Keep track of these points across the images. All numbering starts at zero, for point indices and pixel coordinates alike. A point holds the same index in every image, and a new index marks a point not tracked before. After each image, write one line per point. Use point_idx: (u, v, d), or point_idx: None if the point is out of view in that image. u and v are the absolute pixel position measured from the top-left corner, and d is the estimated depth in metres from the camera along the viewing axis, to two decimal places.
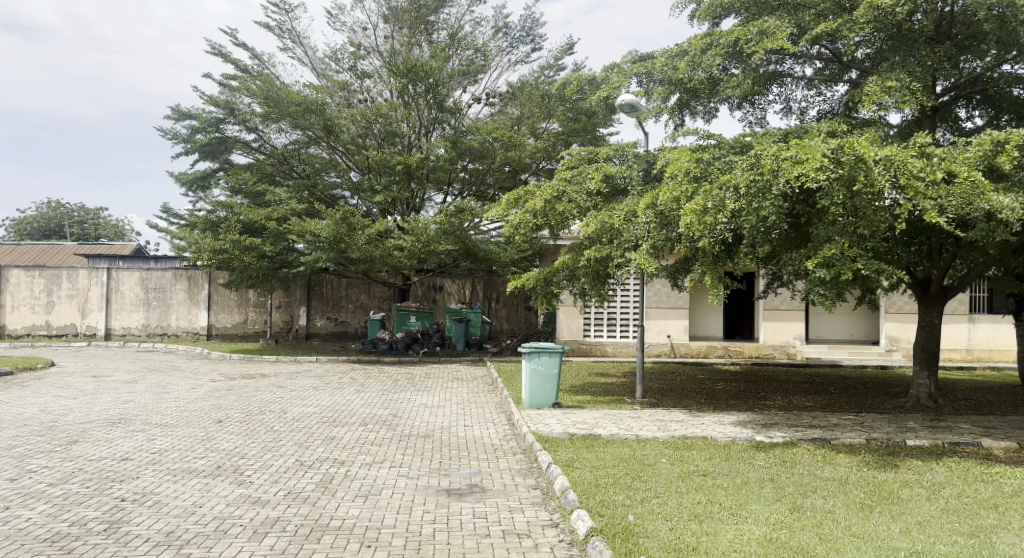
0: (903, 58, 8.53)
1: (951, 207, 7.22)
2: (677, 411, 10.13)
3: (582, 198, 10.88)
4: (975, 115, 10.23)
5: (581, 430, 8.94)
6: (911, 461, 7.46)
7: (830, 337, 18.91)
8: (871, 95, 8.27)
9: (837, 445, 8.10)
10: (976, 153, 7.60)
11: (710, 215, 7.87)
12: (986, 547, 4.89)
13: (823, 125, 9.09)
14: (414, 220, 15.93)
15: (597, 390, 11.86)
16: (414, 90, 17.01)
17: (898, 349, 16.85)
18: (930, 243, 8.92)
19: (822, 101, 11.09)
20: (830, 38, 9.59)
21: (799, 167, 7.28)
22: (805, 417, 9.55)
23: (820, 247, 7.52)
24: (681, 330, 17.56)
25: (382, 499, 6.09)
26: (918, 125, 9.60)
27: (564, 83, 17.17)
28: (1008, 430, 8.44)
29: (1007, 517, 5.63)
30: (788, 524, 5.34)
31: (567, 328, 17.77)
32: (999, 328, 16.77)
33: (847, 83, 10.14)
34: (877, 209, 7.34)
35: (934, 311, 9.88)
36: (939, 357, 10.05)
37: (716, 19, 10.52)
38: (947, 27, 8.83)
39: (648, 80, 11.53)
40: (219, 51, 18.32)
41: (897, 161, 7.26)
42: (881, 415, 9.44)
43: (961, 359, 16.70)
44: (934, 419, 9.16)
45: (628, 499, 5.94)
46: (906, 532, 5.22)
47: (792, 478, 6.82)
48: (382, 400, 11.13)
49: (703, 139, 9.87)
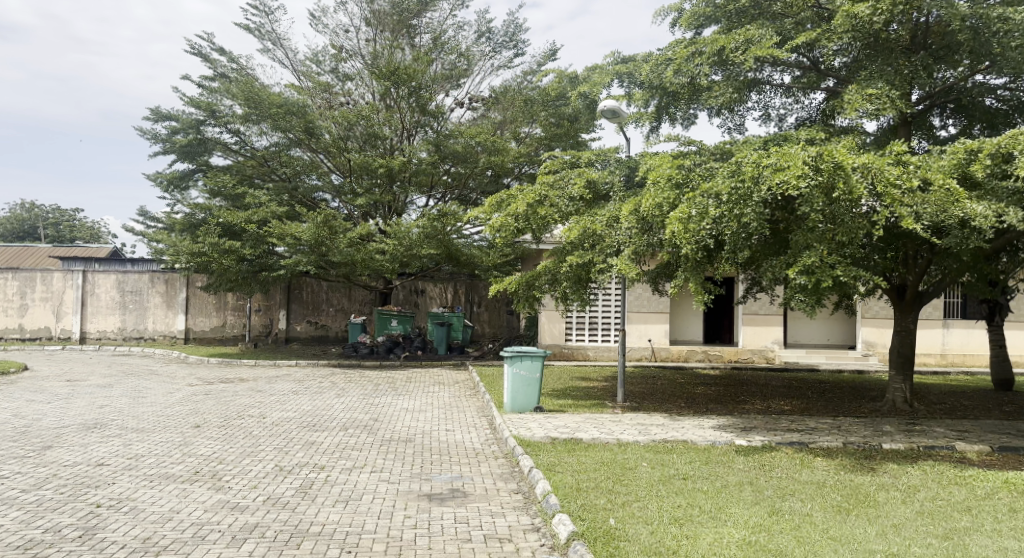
0: (881, 67, 8.64)
1: (926, 215, 7.35)
2: (656, 415, 10.21)
3: (564, 203, 10.98)
4: (949, 124, 10.35)
5: (563, 434, 8.95)
6: (888, 465, 7.54)
7: (806, 341, 19.14)
8: (852, 103, 8.36)
9: (814, 449, 8.19)
10: (950, 162, 7.71)
11: (694, 222, 7.93)
12: (960, 550, 4.97)
13: (803, 133, 9.20)
14: (396, 224, 15.76)
15: (578, 393, 11.87)
16: (396, 93, 16.99)
17: (875, 353, 17.09)
18: (905, 251, 9.02)
19: (800, 108, 11.20)
20: (808, 46, 9.66)
21: (779, 174, 7.41)
22: (783, 421, 9.64)
23: (800, 255, 7.63)
24: (661, 334, 17.64)
25: (362, 503, 6.07)
26: (895, 133, 9.71)
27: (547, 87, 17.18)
28: (980, 434, 8.55)
29: (979, 520, 5.72)
30: (766, 527, 5.38)
31: (549, 332, 17.81)
32: (973, 333, 17.02)
33: (825, 91, 10.22)
34: (855, 216, 7.47)
35: (911, 316, 10.00)
36: (913, 362, 10.19)
37: (697, 28, 10.62)
38: (922, 37, 8.93)
39: (629, 81, 11.61)
40: (199, 52, 18.12)
41: (874, 169, 7.39)
42: (857, 420, 9.54)
43: (936, 364, 16.97)
44: (909, 423, 9.28)
45: (610, 503, 5.96)
46: (882, 535, 5.28)
47: (771, 481, 6.88)
48: (363, 404, 11.06)
49: (684, 146, 10.02)
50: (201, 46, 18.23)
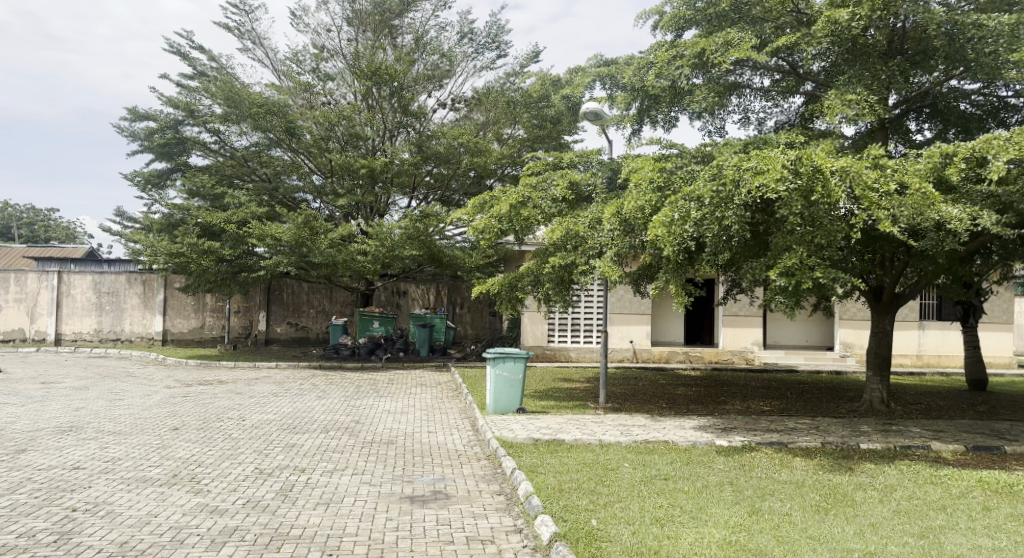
0: (859, 72, 8.75)
1: (903, 218, 7.45)
2: (638, 416, 10.25)
3: (547, 204, 10.98)
4: (925, 129, 10.49)
5: (545, 435, 8.96)
6: (865, 465, 7.63)
7: (785, 342, 19.33)
8: (832, 108, 8.45)
9: (793, 449, 8.27)
10: (926, 165, 7.82)
11: (677, 225, 7.97)
12: (936, 548, 5.04)
13: (782, 136, 9.30)
14: (378, 225, 15.69)
15: (561, 394, 11.89)
16: (378, 93, 16.96)
17: (852, 354, 17.31)
18: (882, 254, 9.13)
19: (779, 112, 11.31)
20: (788, 50, 9.76)
21: (759, 177, 7.47)
22: (763, 421, 9.72)
23: (780, 257, 7.70)
24: (643, 335, 17.72)
25: (344, 506, 6.03)
26: (872, 137, 9.85)
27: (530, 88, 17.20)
28: (955, 434, 8.69)
29: (954, 518, 5.80)
30: (746, 527, 5.42)
31: (531, 333, 17.82)
32: (948, 334, 17.29)
33: (804, 95, 10.33)
34: (834, 219, 7.56)
35: (887, 317, 10.13)
36: (890, 363, 10.32)
37: (678, 30, 10.69)
38: (899, 43, 9.06)
39: (611, 84, 11.74)
40: (178, 50, 17.92)
41: (852, 172, 7.48)
42: (835, 420, 9.65)
43: (912, 364, 17.23)
44: (886, 423, 9.40)
45: (592, 503, 5.98)
46: (860, 534, 5.35)
47: (751, 481, 6.93)
48: (344, 406, 11.00)
49: (665, 149, 10.10)
50: (179, 45, 18.02)
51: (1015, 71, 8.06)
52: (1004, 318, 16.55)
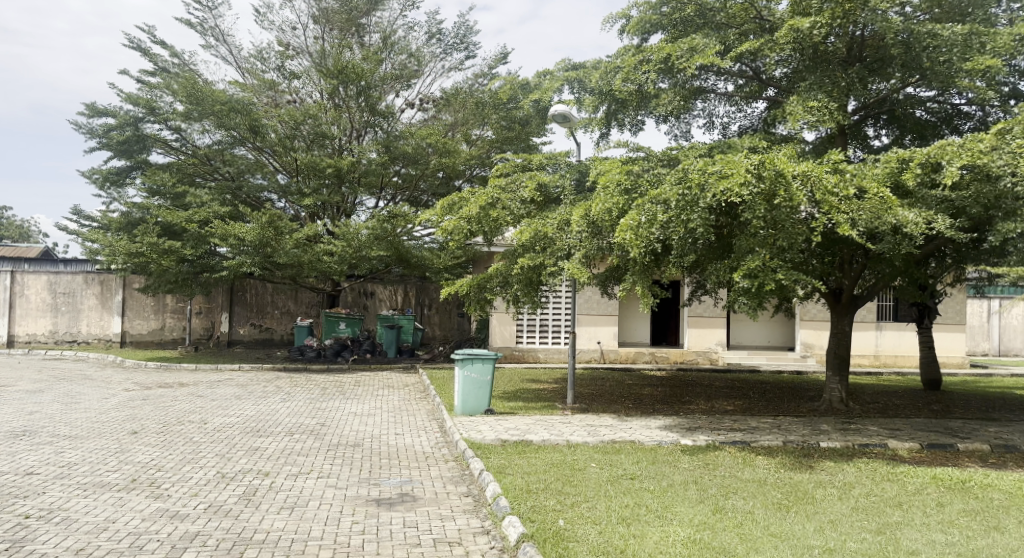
0: (820, 78, 8.94)
1: (862, 221, 7.64)
2: (605, 416, 10.32)
3: (516, 206, 11.00)
4: (882, 135, 10.75)
5: (513, 436, 8.97)
6: (825, 463, 7.80)
7: (748, 343, 19.65)
8: (794, 114, 8.63)
9: (755, 448, 8.41)
10: (883, 171, 8.02)
11: (644, 228, 8.05)
12: (893, 544, 5.17)
13: (746, 141, 9.47)
14: (345, 225, 15.55)
15: (528, 395, 11.92)
16: (344, 92, 16.83)
17: (812, 355, 17.68)
18: (842, 256, 9.34)
19: (743, 117, 11.50)
20: (751, 56, 9.92)
21: (724, 181, 7.59)
22: (726, 421, 9.87)
23: (744, 259, 7.83)
24: (610, 336, 17.85)
25: (309, 509, 5.95)
26: (832, 142, 10.09)
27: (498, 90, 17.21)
28: (910, 432, 8.93)
29: (909, 514, 5.96)
30: (710, 525, 5.50)
31: (500, 334, 17.81)
32: (904, 335, 17.77)
33: (766, 100, 10.52)
34: (796, 222, 7.72)
35: (846, 319, 10.35)
36: (849, 363, 10.56)
37: (644, 34, 10.78)
38: (858, 50, 9.26)
39: (579, 88, 11.84)
40: (138, 46, 17.52)
41: (813, 177, 7.63)
42: (796, 419, 9.85)
43: (869, 364, 17.66)
44: (845, 422, 9.62)
45: (560, 504, 6.00)
46: (820, 531, 5.45)
47: (715, 480, 7.03)
48: (309, 409, 10.85)
49: (632, 152, 10.20)
50: (140, 40, 17.61)
51: (967, 79, 8.32)
52: (956, 320, 17.06)
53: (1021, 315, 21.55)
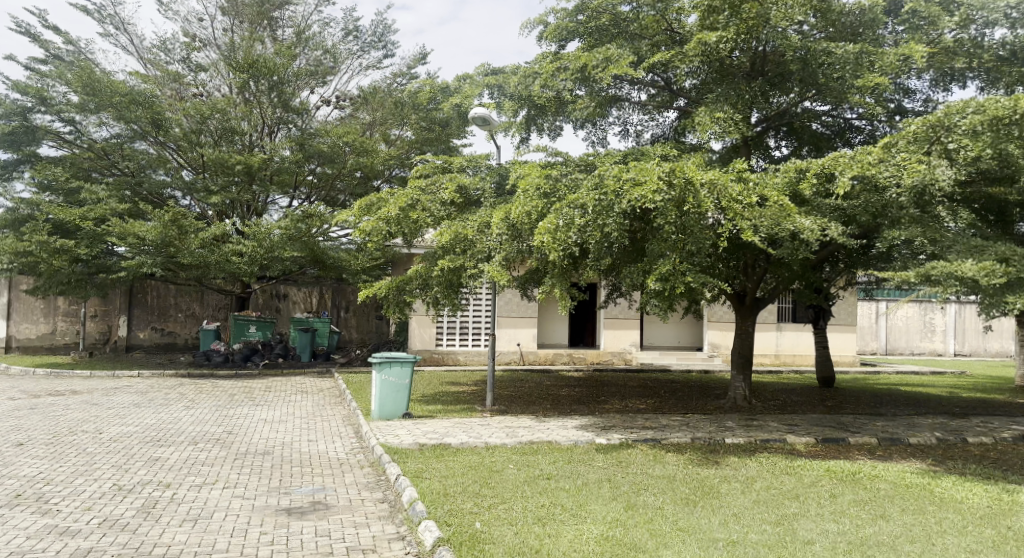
0: (726, 91, 9.35)
1: (763, 227, 8.03)
2: (523, 417, 10.40)
3: (436, 207, 10.92)
4: (782, 146, 11.36)
5: (430, 440, 8.89)
6: (729, 458, 8.15)
7: (661, 344, 20.32)
8: (702, 124, 8.98)
9: (666, 445, 8.69)
10: (783, 180, 8.46)
11: (561, 232, 8.15)
12: (790, 534, 5.46)
13: (658, 148, 9.80)
14: (256, 224, 15.04)
15: (447, 398, 11.86)
16: (255, 87, 16.28)
17: (719, 354, 18.48)
18: (746, 261, 9.78)
19: (656, 126, 11.87)
20: (662, 67, 10.26)
21: (637, 188, 7.81)
22: (639, 419, 10.16)
23: (656, 263, 8.06)
24: (529, 338, 18.02)
25: (214, 521, 5.69)
26: (737, 152, 10.59)
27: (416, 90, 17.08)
28: (807, 427, 9.47)
29: (805, 505, 6.31)
30: (623, 522, 5.63)
31: (419, 336, 17.64)
32: (801, 336, 18.84)
33: (677, 110, 10.90)
34: (704, 228, 8.03)
35: (750, 319, 10.85)
36: (752, 362, 11.09)
37: (561, 40, 10.95)
38: (760, 65, 9.72)
39: (499, 93, 11.92)
40: (26, 30, 16.31)
41: (719, 185, 7.90)
42: (704, 416, 10.25)
43: (771, 363, 18.60)
44: (749, 418, 10.10)
45: (475, 506, 5.98)
46: (725, 524, 5.69)
47: (628, 477, 7.21)
48: (216, 416, 10.39)
49: (550, 157, 10.36)
50: (28, 24, 16.40)
51: (858, 95, 8.93)
52: (847, 321, 18.24)
53: (904, 316, 23.33)
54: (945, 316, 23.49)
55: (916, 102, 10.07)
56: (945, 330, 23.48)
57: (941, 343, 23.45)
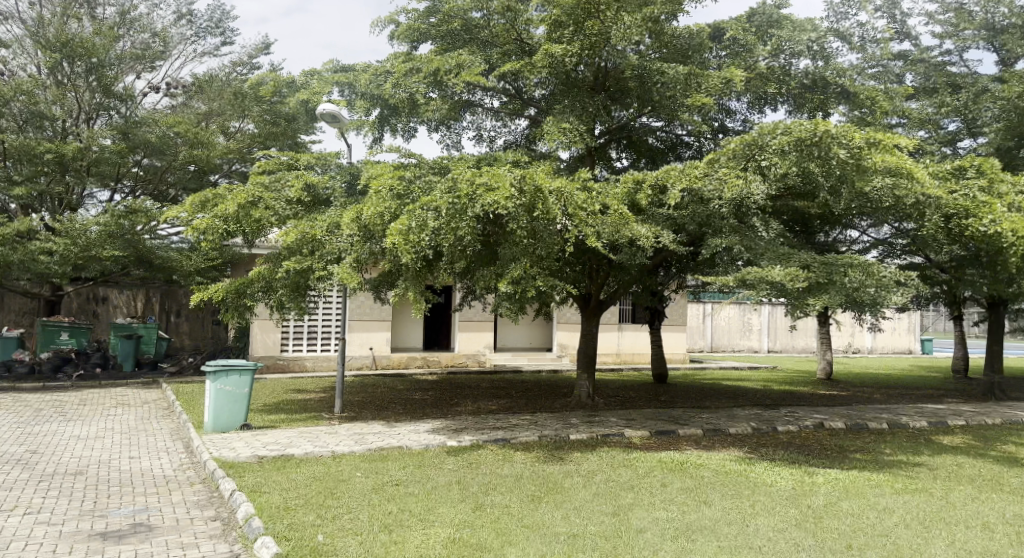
0: (572, 103, 9.78)
1: (606, 234, 8.46)
2: (372, 423, 10.17)
3: (281, 206, 10.37)
4: (623, 157, 12.06)
5: (272, 451, 8.42)
6: (573, 454, 8.48)
7: (513, 346, 20.80)
8: (550, 134, 9.31)
9: (514, 445, 8.89)
10: (624, 190, 8.97)
11: (414, 234, 8.07)
12: (626, 524, 5.78)
13: (509, 155, 10.03)
14: (70, 219, 13.55)
15: (292, 407, 11.31)
16: (70, 68, 14.66)
17: (566, 355, 19.29)
18: (591, 266, 10.26)
19: (508, 132, 12.12)
20: (513, 75, 10.54)
21: (490, 193, 7.92)
22: (490, 420, 10.31)
23: (507, 267, 8.22)
24: (382, 342, 17.70)
25: (8, 554, 4.98)
26: (583, 161, 11.10)
27: (258, 82, 16.20)
28: (644, 421, 10.11)
29: (640, 495, 6.71)
30: (470, 523, 5.67)
31: (262, 342, 16.67)
32: (640, 335, 20.16)
33: (528, 118, 11.22)
34: (554, 233, 8.31)
35: (594, 321, 11.38)
36: (596, 361, 11.64)
37: (413, 42, 10.92)
38: (603, 80, 10.24)
39: (349, 91, 11.59)
40: None
41: (566, 193, 8.22)
42: (551, 415, 10.62)
43: (613, 361, 19.70)
44: (592, 415, 10.60)
45: (319, 518, 5.75)
46: (567, 518, 5.91)
47: (477, 478, 7.27)
48: (16, 436, 9.13)
49: (405, 158, 10.20)
50: None
51: (687, 114, 9.70)
52: (680, 321, 19.79)
53: (726, 316, 25.69)
54: (760, 317, 26.10)
55: (736, 122, 11.13)
56: (761, 329, 26.11)
57: (757, 341, 26.07)
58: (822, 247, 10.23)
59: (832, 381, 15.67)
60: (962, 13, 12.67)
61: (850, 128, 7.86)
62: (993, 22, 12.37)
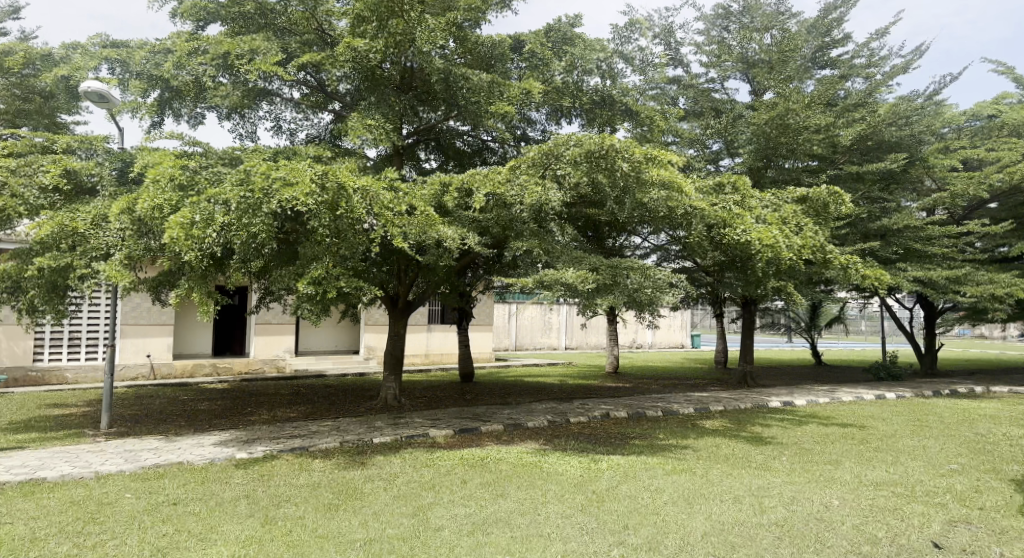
0: (377, 100, 9.60)
1: (412, 235, 8.39)
2: (149, 439, 9.12)
3: (31, 193, 8.92)
4: (431, 159, 12.14)
5: (16, 477, 7.18)
6: (375, 457, 8.32)
7: (315, 349, 19.99)
8: (353, 130, 9.04)
9: (313, 452, 8.50)
10: (430, 192, 8.91)
11: (199, 229, 7.42)
12: (424, 524, 5.80)
13: (310, 149, 9.62)
14: None
15: (46, 425, 9.76)
16: None
17: (374, 357, 18.99)
18: (398, 267, 10.19)
19: (310, 126, 11.60)
20: (314, 67, 10.17)
21: (288, 189, 7.48)
22: (287, 428, 9.77)
23: (308, 267, 7.85)
24: (163, 349, 16.01)
25: None
26: (390, 161, 10.97)
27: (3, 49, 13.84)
28: (448, 421, 10.23)
29: (440, 494, 6.77)
30: (258, 538, 5.32)
31: (6, 351, 14.24)
32: (448, 336, 20.43)
33: (331, 113, 10.83)
34: (357, 233, 8.09)
35: (401, 322, 11.21)
36: (403, 363, 11.52)
37: (198, 22, 10.11)
38: (409, 80, 10.15)
39: (122, 69, 10.40)
40: None
41: (371, 191, 8.03)
42: (354, 419, 10.34)
43: (421, 363, 19.70)
44: (396, 417, 10.50)
45: (74, 550, 5.02)
46: (364, 523, 5.78)
47: (269, 490, 6.83)
48: None
49: (188, 146, 9.33)
50: None
51: (491, 120, 10.02)
52: (486, 321, 20.41)
53: (529, 316, 26.92)
54: (559, 316, 27.92)
55: (536, 132, 11.69)
56: (559, 327, 27.90)
57: (556, 338, 27.78)
58: (611, 251, 11.11)
59: (619, 374, 17.12)
60: (723, 46, 14.49)
61: (632, 144, 8.59)
62: (747, 56, 14.28)
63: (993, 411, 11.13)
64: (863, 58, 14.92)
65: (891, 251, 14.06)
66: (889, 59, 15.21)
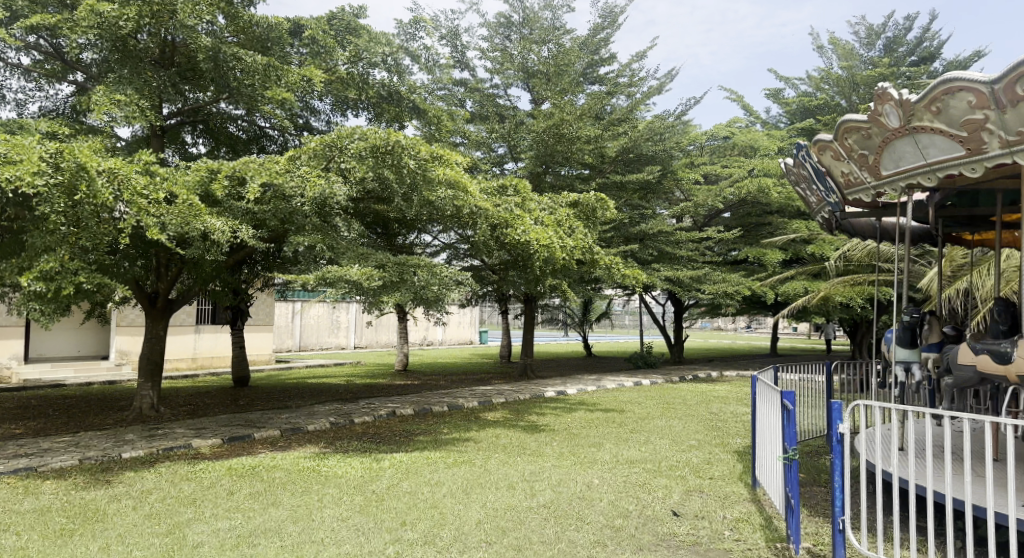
0: (130, 73, 8.51)
1: (171, 226, 7.42)
2: None
3: None
4: (200, 144, 11.11)
5: None
6: (124, 474, 7.36)
7: (52, 355, 17.25)
8: (98, 104, 7.86)
9: (42, 474, 7.29)
10: (195, 178, 7.88)
11: None
12: (178, 543, 5.26)
13: (42, 123, 8.34)
14: None
15: None
16: None
17: (128, 362, 16.92)
18: (158, 260, 9.28)
19: (43, 97, 9.95)
20: (49, 31, 8.83)
21: (8, 167, 6.29)
22: (7, 448, 8.27)
23: (36, 259, 6.75)
24: None
25: None
26: (148, 143, 9.85)
27: None
28: (215, 429, 9.41)
29: (201, 508, 6.19)
30: None
31: None
32: (220, 337, 18.92)
33: (71, 83, 9.40)
34: (103, 222, 7.10)
35: (162, 324, 10.01)
36: (162, 369, 10.28)
37: None
38: (170, 54, 9.26)
39: None
40: None
41: (120, 175, 7.07)
42: (99, 433, 9.08)
43: (188, 367, 17.94)
44: (153, 428, 9.41)
45: None
46: (104, 549, 5.09)
47: None
48: None
49: None
50: None
51: (266, 106, 9.46)
52: (265, 321, 19.19)
53: (315, 315, 25.85)
54: (348, 315, 27.08)
55: (320, 122, 11.29)
56: (348, 327, 27.13)
57: (344, 338, 27.00)
58: (400, 248, 10.97)
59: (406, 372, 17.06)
60: (505, 55, 15.24)
61: (417, 141, 8.30)
62: (527, 66, 15.09)
63: (723, 393, 13.01)
64: (626, 78, 16.58)
65: (648, 254, 15.79)
66: (647, 81, 17.08)
